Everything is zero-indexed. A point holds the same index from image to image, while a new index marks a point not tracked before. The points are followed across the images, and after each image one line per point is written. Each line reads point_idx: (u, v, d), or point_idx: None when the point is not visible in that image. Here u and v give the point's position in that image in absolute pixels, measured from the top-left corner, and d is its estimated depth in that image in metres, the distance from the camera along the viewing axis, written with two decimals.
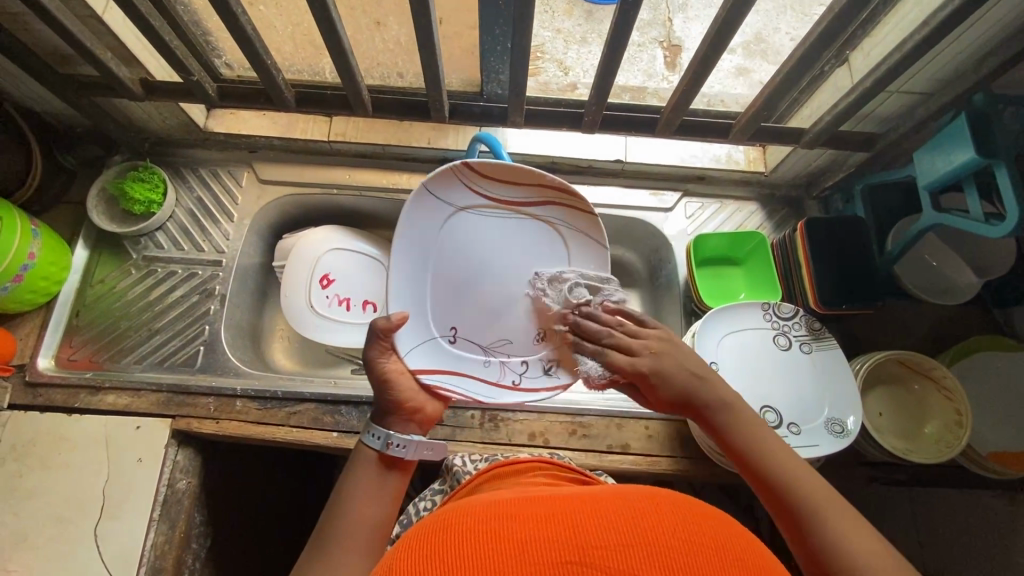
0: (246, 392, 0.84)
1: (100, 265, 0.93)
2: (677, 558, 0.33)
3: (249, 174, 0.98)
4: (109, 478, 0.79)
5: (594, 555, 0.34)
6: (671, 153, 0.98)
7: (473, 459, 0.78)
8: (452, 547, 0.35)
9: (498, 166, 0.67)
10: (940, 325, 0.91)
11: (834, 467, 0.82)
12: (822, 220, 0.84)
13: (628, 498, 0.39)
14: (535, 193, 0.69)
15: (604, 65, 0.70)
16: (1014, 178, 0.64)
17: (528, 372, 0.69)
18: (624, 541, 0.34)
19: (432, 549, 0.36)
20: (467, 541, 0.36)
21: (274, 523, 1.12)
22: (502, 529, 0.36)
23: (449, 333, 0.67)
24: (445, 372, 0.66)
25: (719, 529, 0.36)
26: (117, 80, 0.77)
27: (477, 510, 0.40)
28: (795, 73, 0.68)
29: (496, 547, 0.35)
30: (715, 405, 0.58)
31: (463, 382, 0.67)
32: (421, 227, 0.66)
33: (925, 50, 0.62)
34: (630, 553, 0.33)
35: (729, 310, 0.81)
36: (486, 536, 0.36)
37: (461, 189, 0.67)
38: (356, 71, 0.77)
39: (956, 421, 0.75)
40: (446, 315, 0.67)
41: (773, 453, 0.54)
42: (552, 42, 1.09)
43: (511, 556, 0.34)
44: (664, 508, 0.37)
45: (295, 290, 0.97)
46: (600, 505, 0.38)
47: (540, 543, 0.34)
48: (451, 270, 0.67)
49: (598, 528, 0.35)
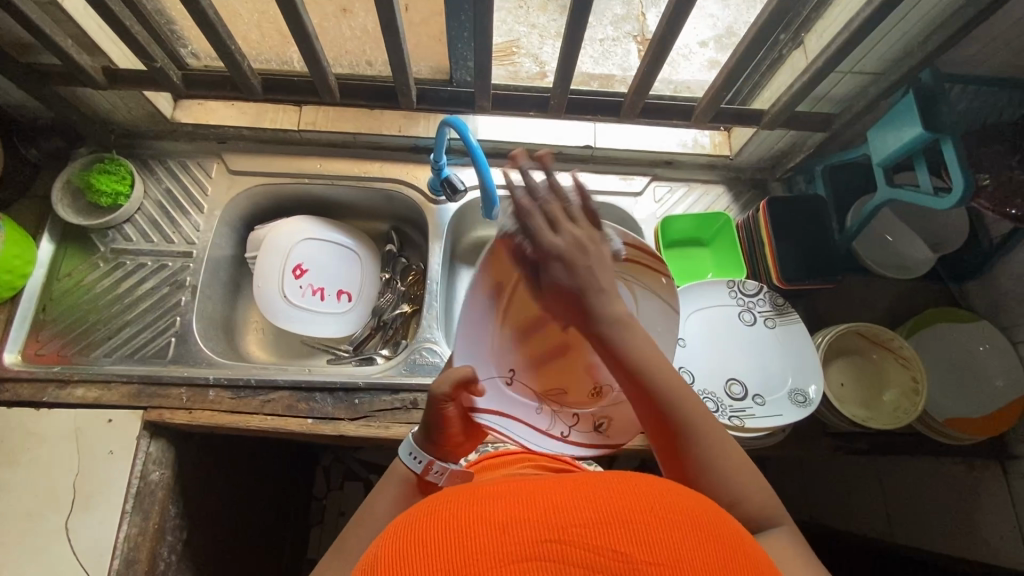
0: (220, 381, 0.84)
1: (66, 258, 0.92)
2: (656, 535, 0.33)
3: (219, 166, 0.98)
4: (80, 471, 0.78)
5: (575, 534, 0.32)
6: (640, 139, 1.00)
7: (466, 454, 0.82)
8: (425, 537, 0.33)
9: None
10: (899, 299, 0.94)
11: (800, 439, 0.84)
12: (783, 200, 0.87)
13: (602, 477, 0.37)
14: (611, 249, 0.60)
15: (566, 49, 0.71)
16: (959, 152, 0.67)
17: (580, 425, 0.61)
18: (605, 520, 0.33)
19: (400, 544, 0.33)
20: (443, 533, 0.33)
21: (253, 520, 1.11)
22: (475, 511, 0.34)
23: (505, 374, 0.59)
24: (499, 413, 0.59)
25: (688, 503, 0.36)
26: (78, 68, 0.77)
27: (445, 497, 0.37)
28: (750, 53, 0.70)
29: (470, 531, 0.33)
30: (614, 324, 0.52)
31: (514, 428, 0.58)
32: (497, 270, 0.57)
33: (872, 26, 0.65)
34: (612, 532, 0.32)
35: (696, 287, 0.84)
36: (459, 520, 0.34)
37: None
38: (322, 58, 0.77)
39: (913, 388, 0.78)
40: (506, 357, 0.59)
41: (664, 367, 0.52)
42: (527, 37, 1.08)
43: (487, 540, 0.32)
44: (637, 484, 0.37)
45: (267, 280, 0.97)
46: (573, 481, 0.37)
47: (520, 526, 0.32)
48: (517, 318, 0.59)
49: (577, 508, 0.34)
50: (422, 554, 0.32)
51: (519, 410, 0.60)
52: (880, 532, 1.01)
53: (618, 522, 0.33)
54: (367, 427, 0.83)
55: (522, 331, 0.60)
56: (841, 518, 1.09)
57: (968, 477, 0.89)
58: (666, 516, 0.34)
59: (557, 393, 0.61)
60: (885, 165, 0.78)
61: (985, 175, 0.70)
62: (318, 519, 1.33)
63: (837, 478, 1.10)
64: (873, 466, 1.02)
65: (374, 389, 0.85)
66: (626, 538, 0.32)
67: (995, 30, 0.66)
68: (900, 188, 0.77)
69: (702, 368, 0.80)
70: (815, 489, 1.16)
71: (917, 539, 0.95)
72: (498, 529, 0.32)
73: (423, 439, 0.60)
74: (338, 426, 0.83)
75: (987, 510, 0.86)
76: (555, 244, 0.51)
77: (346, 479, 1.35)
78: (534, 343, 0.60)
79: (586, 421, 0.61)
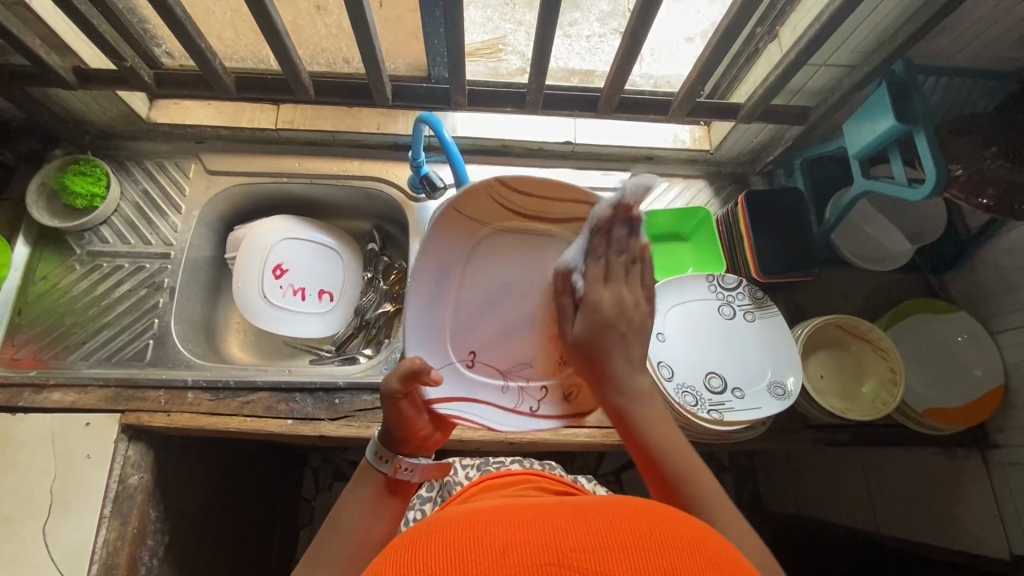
0: (198, 383, 0.83)
1: (42, 261, 0.91)
2: (655, 561, 0.32)
3: (197, 166, 0.97)
4: (57, 477, 0.77)
5: (571, 557, 0.32)
6: (621, 134, 0.99)
7: (464, 465, 0.85)
8: (423, 555, 0.33)
9: (529, 180, 0.57)
10: (880, 291, 0.94)
11: (780, 432, 0.85)
12: (761, 193, 0.87)
13: (603, 506, 0.37)
14: (565, 208, 0.59)
15: (538, 44, 0.71)
16: (931, 142, 0.67)
17: (547, 399, 0.61)
18: (602, 544, 0.32)
19: (397, 565, 0.33)
20: (441, 555, 0.33)
21: (237, 523, 1.10)
22: (476, 537, 0.34)
23: (465, 357, 0.60)
24: (457, 399, 0.58)
25: (690, 530, 0.35)
26: (49, 68, 0.76)
27: (449, 520, 0.37)
28: (722, 46, 0.70)
29: (469, 554, 0.32)
30: (629, 394, 0.55)
31: (476, 410, 0.58)
32: (449, 249, 0.58)
33: (842, 19, 0.65)
34: (610, 556, 0.32)
35: (675, 282, 0.83)
36: (457, 544, 0.33)
37: (493, 211, 0.58)
38: (295, 54, 0.76)
39: (891, 378, 0.79)
40: (465, 340, 0.60)
41: (665, 440, 0.54)
42: (514, 34, 1.04)
43: (485, 563, 0.32)
44: (639, 512, 0.36)
45: (247, 281, 0.96)
46: (575, 512, 0.36)
47: (517, 550, 0.32)
48: (473, 295, 0.60)
49: (575, 534, 0.33)
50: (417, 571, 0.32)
51: (483, 392, 0.59)
52: (866, 523, 1.02)
53: (616, 547, 0.32)
54: (348, 427, 0.82)
55: (481, 311, 0.60)
56: (829, 511, 1.10)
57: (949, 467, 0.89)
58: (667, 543, 0.33)
59: (516, 367, 0.61)
60: (861, 157, 0.78)
61: (958, 167, 0.69)
62: (307, 521, 1.32)
63: (823, 472, 1.10)
64: (857, 459, 1.02)
65: (354, 388, 0.84)
66: (625, 563, 0.31)
67: (964, 21, 0.67)
68: (876, 179, 0.77)
69: (682, 361, 0.80)
70: (803, 482, 1.17)
71: (902, 530, 0.96)
72: (496, 553, 0.32)
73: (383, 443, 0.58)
74: (318, 426, 0.82)
75: (968, 499, 0.87)
76: (602, 298, 0.58)
77: (335, 481, 1.34)
78: (488, 323, 0.60)
79: (554, 393, 0.61)
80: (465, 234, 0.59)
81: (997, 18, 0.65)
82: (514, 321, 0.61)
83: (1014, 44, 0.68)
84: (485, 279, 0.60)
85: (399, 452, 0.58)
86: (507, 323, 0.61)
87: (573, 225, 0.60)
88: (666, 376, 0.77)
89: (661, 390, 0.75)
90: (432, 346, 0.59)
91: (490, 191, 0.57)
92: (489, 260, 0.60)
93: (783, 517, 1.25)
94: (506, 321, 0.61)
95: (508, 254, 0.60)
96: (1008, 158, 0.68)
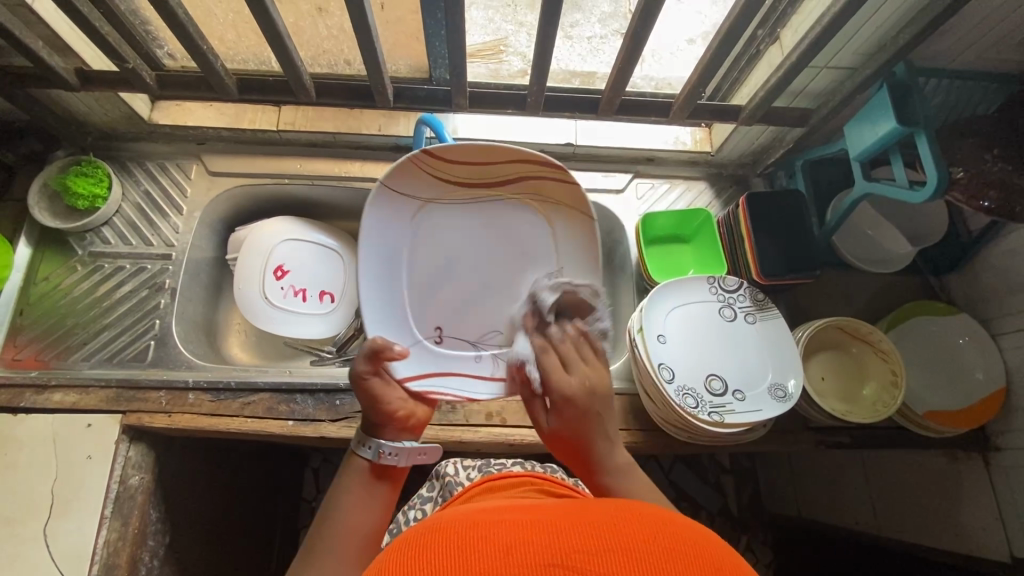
0: (199, 384, 0.83)
1: (44, 262, 0.91)
2: (659, 564, 0.32)
3: (198, 167, 0.97)
4: (58, 477, 0.77)
5: (575, 558, 0.32)
6: (622, 136, 1.00)
7: (465, 467, 0.84)
8: (426, 554, 0.33)
9: (456, 150, 0.64)
10: (881, 293, 0.94)
11: (781, 434, 0.84)
12: (762, 195, 0.87)
13: (607, 513, 0.37)
14: (502, 172, 0.66)
15: (540, 45, 0.71)
16: (933, 144, 0.67)
17: None
18: (606, 547, 0.32)
19: (400, 563, 0.33)
20: (445, 555, 0.33)
21: (238, 524, 1.10)
22: (479, 538, 0.34)
23: (433, 334, 0.65)
24: (435, 375, 0.64)
25: (695, 536, 0.35)
26: (51, 70, 0.76)
27: (453, 522, 0.37)
28: (723, 48, 0.70)
29: (472, 554, 0.32)
30: (613, 471, 0.53)
31: (454, 383, 0.64)
32: (394, 228, 0.65)
33: (843, 21, 0.65)
34: (614, 557, 0.32)
35: (676, 284, 0.83)
36: (461, 545, 0.33)
37: (426, 185, 0.65)
38: (296, 56, 0.76)
39: (892, 381, 0.79)
40: (428, 316, 0.65)
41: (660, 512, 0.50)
42: (516, 36, 1.03)
43: (489, 562, 0.32)
44: (642, 519, 0.36)
45: (248, 281, 0.96)
46: (579, 517, 0.36)
47: (521, 550, 0.32)
48: (427, 267, 0.66)
49: (579, 536, 0.33)
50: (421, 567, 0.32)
51: (457, 366, 0.65)
52: (867, 525, 1.02)
53: (619, 548, 0.32)
54: (348, 428, 0.82)
55: (435, 283, 0.66)
56: (830, 513, 1.10)
57: (950, 469, 0.89)
58: (671, 548, 0.33)
59: (485, 335, 0.65)
60: (863, 160, 0.78)
61: (960, 170, 0.69)
62: (307, 522, 1.32)
63: (824, 474, 1.10)
64: (858, 460, 1.02)
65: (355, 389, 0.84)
66: (629, 564, 0.31)
67: (965, 24, 0.67)
68: (877, 181, 0.77)
69: (683, 363, 0.80)
70: (804, 484, 1.17)
71: (903, 532, 0.96)
72: (500, 553, 0.32)
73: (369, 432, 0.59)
74: (319, 427, 0.82)
75: (969, 502, 0.87)
76: (565, 383, 0.55)
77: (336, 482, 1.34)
78: (446, 294, 0.66)
79: None
80: (408, 210, 0.65)
81: (999, 20, 0.65)
82: (473, 291, 0.66)
83: (1014, 46, 0.68)
84: (435, 251, 0.66)
85: (387, 433, 0.58)
86: (466, 292, 0.66)
87: (509, 185, 0.67)
88: (667, 378, 0.77)
89: (662, 392, 0.75)
90: (396, 324, 0.65)
91: (422, 164, 0.64)
92: (437, 232, 0.66)
93: (785, 519, 1.25)
94: (464, 289, 0.66)
95: (454, 223, 0.67)
96: (1009, 161, 0.68)
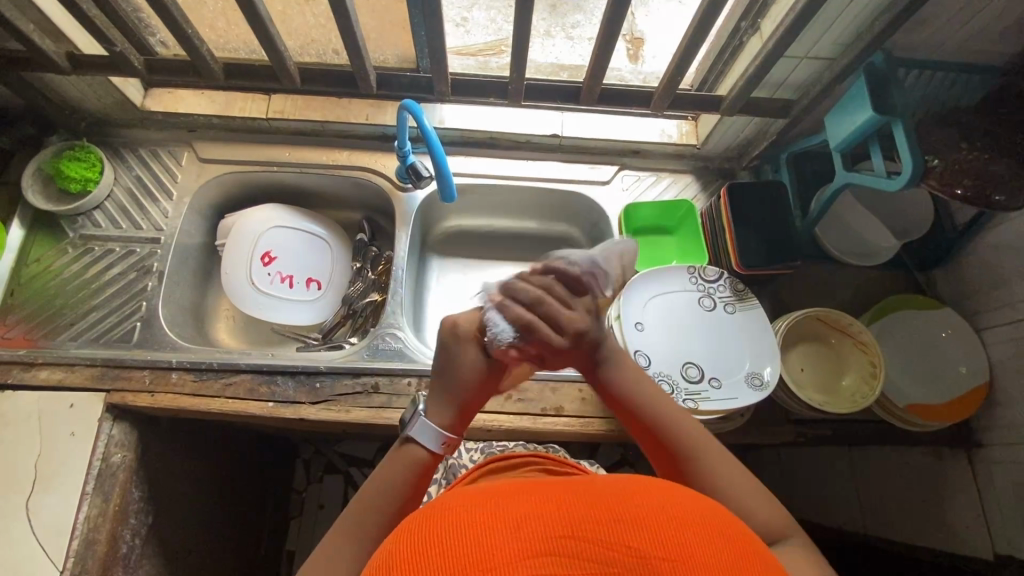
0: (182, 364, 0.84)
1: (36, 244, 0.93)
2: (671, 531, 0.33)
3: (189, 154, 0.99)
4: (41, 452, 0.78)
5: (587, 528, 0.33)
6: (608, 127, 1.00)
7: (468, 449, 0.87)
8: (439, 532, 0.33)
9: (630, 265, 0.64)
10: (865, 287, 0.94)
11: (760, 424, 0.84)
12: (745, 185, 0.86)
13: (611, 482, 0.38)
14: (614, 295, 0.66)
15: (518, 33, 0.71)
16: (909, 133, 0.68)
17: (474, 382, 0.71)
18: (616, 517, 0.34)
19: (413, 546, 0.33)
20: (456, 528, 0.33)
21: (223, 510, 1.11)
22: (491, 508, 0.34)
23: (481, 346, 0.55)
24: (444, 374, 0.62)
25: (698, 503, 0.37)
26: (43, 54, 0.78)
27: (457, 497, 0.38)
28: (699, 35, 0.71)
29: (488, 524, 0.33)
30: (607, 361, 0.56)
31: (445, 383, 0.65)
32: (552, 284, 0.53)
33: (816, 8, 0.65)
34: (626, 528, 0.33)
35: (656, 273, 0.83)
36: (472, 515, 0.34)
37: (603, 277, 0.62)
38: (280, 43, 0.77)
39: (870, 372, 0.78)
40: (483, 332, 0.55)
41: (642, 390, 0.57)
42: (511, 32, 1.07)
43: (502, 532, 0.32)
44: (644, 486, 0.37)
45: (235, 266, 0.97)
46: (583, 485, 0.37)
47: (534, 520, 0.33)
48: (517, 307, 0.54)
49: (587, 506, 0.34)
50: (436, 548, 0.32)
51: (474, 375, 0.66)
52: (853, 523, 1.01)
53: (630, 518, 0.34)
54: (328, 411, 0.83)
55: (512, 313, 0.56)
56: (816, 509, 1.09)
57: (934, 465, 0.88)
58: (678, 516, 0.34)
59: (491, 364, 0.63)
60: (843, 150, 0.78)
61: (934, 158, 0.69)
62: (296, 511, 1.32)
63: (812, 471, 1.10)
64: (844, 457, 1.01)
65: (335, 372, 0.85)
66: (639, 532, 0.33)
67: (942, 15, 0.67)
68: (857, 172, 0.77)
69: (661, 351, 0.80)
70: (792, 482, 1.16)
71: (887, 528, 0.95)
72: (511, 527, 0.33)
73: (447, 418, 0.54)
74: (299, 409, 0.83)
75: (952, 498, 0.86)
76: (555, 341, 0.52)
77: (327, 472, 1.35)
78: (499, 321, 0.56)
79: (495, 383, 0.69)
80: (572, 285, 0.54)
81: (976, 11, 0.65)
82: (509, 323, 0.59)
83: (993, 37, 0.68)
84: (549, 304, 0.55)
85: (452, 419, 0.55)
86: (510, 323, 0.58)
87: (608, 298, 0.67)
88: (643, 365, 0.77)
89: None
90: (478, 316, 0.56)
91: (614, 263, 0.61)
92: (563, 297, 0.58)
93: None
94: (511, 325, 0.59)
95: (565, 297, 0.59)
96: (984, 151, 0.68)
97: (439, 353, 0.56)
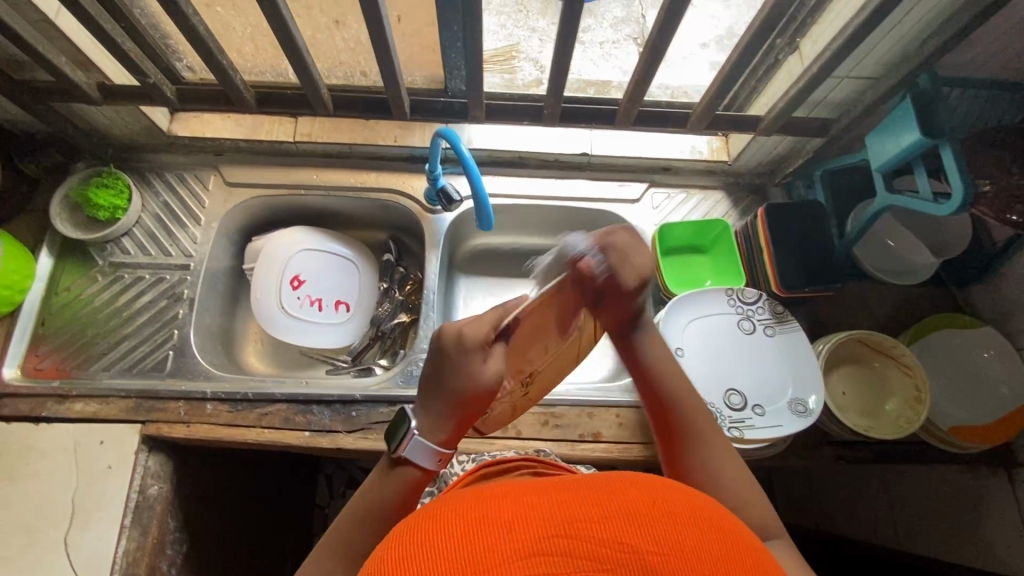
0: (217, 395, 0.84)
1: (65, 272, 0.92)
2: (663, 526, 0.32)
3: (216, 178, 0.98)
4: (79, 487, 0.78)
5: (576, 526, 0.32)
6: (639, 145, 0.99)
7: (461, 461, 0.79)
8: (428, 539, 0.32)
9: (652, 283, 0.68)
10: (901, 304, 0.93)
11: (801, 447, 0.83)
12: (783, 207, 0.85)
13: (599, 475, 0.37)
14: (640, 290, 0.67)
15: (556, 57, 0.70)
16: (958, 157, 0.66)
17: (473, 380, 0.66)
18: (605, 512, 0.33)
19: (402, 552, 0.32)
20: (445, 534, 0.32)
21: (253, 532, 1.10)
22: (480, 510, 0.33)
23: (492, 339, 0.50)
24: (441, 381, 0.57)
25: (691, 495, 0.36)
26: (74, 85, 0.77)
27: (444, 501, 0.36)
28: (742, 59, 0.69)
29: (478, 528, 0.32)
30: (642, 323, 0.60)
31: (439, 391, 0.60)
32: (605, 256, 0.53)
33: (866, 33, 0.64)
34: (615, 523, 0.32)
35: (693, 297, 0.83)
36: (462, 518, 0.33)
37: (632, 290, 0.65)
38: (315, 71, 0.77)
39: (915, 396, 0.77)
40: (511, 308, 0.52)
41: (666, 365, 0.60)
42: (526, 41, 1.06)
43: (492, 534, 0.31)
44: (632, 478, 0.37)
45: (265, 291, 0.96)
46: (572, 481, 0.36)
47: (525, 519, 0.32)
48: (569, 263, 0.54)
49: (576, 502, 0.33)
50: (424, 555, 0.31)
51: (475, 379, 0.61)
52: (888, 540, 1.00)
53: (621, 514, 0.33)
54: (365, 440, 0.82)
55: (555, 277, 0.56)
56: (849, 525, 1.08)
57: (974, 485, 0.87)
58: (668, 509, 0.34)
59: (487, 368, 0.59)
60: (885, 171, 0.77)
61: (986, 182, 0.68)
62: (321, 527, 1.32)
63: (845, 487, 1.09)
64: (879, 475, 1.00)
65: (370, 401, 0.84)
66: (632, 528, 0.32)
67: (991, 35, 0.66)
68: (900, 194, 0.75)
69: (702, 377, 0.79)
70: (823, 496, 1.15)
71: (924, 547, 0.94)
72: (499, 529, 0.31)
73: (443, 435, 0.51)
74: (336, 438, 0.82)
75: (993, 519, 0.85)
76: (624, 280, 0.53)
77: (350, 489, 1.34)
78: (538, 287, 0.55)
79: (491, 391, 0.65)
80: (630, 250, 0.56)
81: None
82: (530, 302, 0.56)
83: None
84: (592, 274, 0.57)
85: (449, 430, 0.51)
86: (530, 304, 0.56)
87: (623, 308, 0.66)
88: None
89: None
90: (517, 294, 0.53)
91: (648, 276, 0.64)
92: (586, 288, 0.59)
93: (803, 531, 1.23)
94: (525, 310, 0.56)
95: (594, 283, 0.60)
96: None
97: (433, 358, 0.50)
